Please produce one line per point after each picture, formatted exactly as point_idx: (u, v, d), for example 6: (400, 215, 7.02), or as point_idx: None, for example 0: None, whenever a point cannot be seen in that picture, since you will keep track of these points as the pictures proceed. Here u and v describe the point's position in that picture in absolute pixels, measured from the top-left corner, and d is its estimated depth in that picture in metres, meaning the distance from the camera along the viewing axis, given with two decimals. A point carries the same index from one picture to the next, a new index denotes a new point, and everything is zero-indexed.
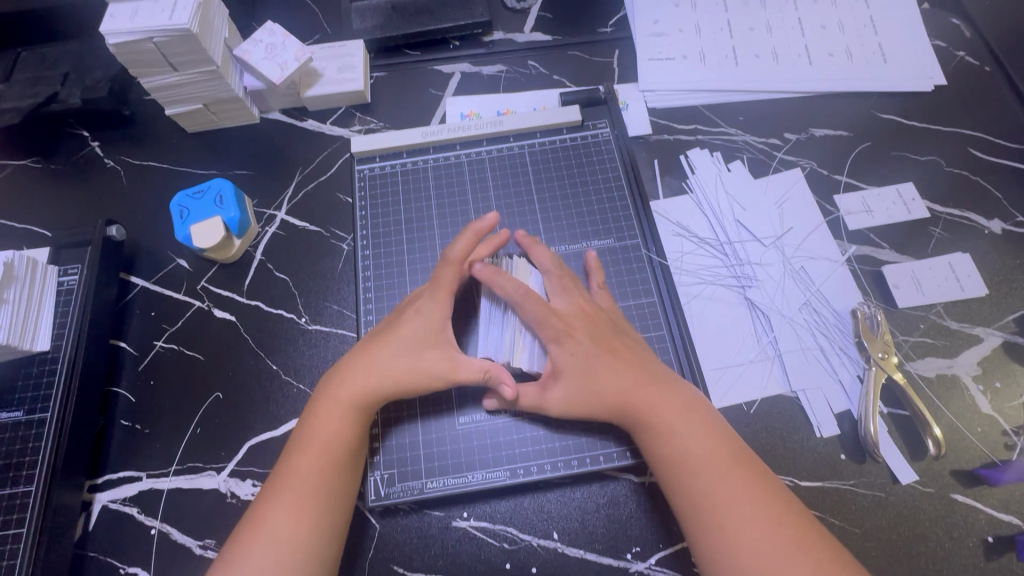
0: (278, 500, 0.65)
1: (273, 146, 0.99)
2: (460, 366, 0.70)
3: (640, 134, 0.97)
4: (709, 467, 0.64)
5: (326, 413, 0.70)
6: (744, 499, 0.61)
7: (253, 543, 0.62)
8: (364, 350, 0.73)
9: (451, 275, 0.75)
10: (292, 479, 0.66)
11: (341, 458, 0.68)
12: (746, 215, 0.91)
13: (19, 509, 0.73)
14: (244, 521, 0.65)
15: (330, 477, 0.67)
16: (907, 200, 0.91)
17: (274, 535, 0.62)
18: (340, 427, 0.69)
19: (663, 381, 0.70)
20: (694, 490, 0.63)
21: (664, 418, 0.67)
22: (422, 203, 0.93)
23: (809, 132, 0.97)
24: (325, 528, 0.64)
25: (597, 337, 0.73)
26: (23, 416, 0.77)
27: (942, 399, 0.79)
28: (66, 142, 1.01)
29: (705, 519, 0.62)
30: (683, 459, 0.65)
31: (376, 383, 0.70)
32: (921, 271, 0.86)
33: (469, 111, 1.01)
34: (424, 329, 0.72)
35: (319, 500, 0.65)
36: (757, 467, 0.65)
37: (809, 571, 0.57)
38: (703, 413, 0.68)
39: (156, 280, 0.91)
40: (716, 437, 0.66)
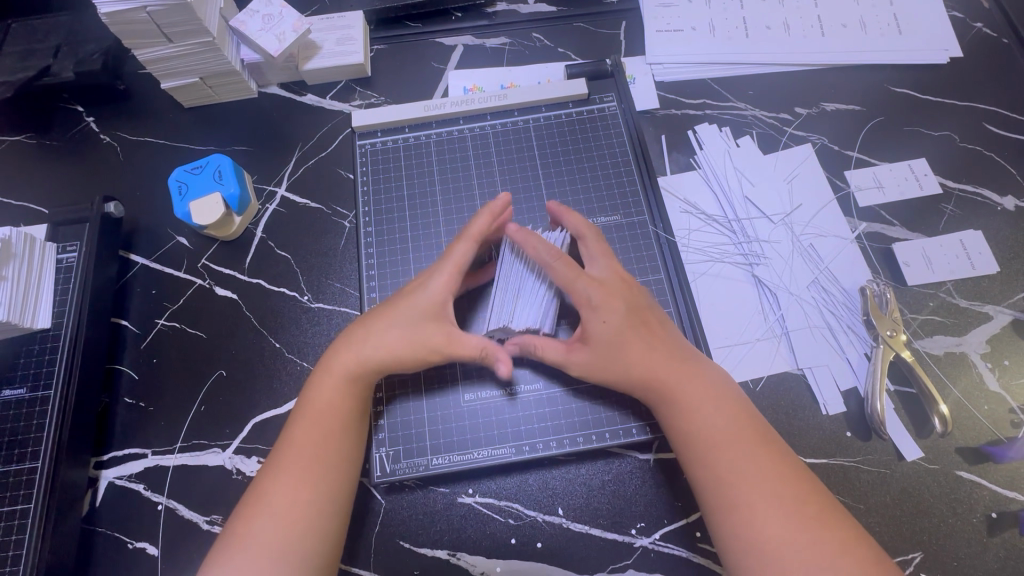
0: (282, 473, 0.64)
1: (271, 121, 0.97)
2: (458, 338, 0.70)
3: (647, 108, 0.95)
4: (730, 447, 0.64)
5: (327, 388, 0.69)
6: (766, 479, 0.61)
7: (259, 516, 0.62)
8: (363, 324, 0.72)
9: (463, 251, 0.72)
10: (294, 451, 0.66)
11: (342, 431, 0.68)
12: (755, 191, 0.90)
13: (26, 485, 0.73)
14: (251, 491, 0.65)
15: (334, 449, 0.67)
16: (919, 176, 0.89)
17: (279, 509, 0.62)
18: (337, 401, 0.69)
19: (689, 359, 0.70)
20: (716, 468, 0.63)
21: (689, 396, 0.67)
22: (424, 180, 0.91)
23: (820, 106, 0.95)
24: (327, 501, 0.64)
25: (633, 308, 0.71)
26: (26, 394, 0.77)
27: (948, 377, 0.79)
28: (60, 118, 0.98)
29: (725, 497, 0.62)
30: (705, 438, 0.65)
31: (373, 359, 0.69)
32: (931, 248, 0.85)
33: (472, 85, 0.98)
34: (426, 303, 0.71)
35: (327, 471, 0.65)
36: (774, 448, 0.65)
37: (822, 550, 0.57)
38: (725, 394, 0.68)
39: (156, 258, 0.90)
40: (737, 416, 0.66)
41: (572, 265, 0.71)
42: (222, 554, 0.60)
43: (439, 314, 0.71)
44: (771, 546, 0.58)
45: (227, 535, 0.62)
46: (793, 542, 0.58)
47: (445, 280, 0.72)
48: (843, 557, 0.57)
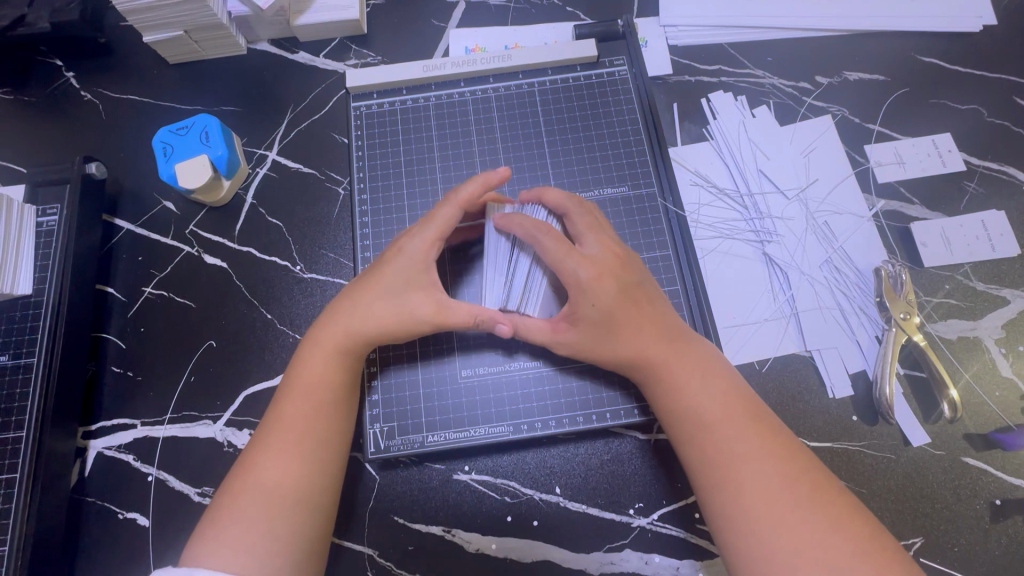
0: (267, 449, 0.62)
1: (262, 80, 0.91)
2: (446, 306, 0.67)
3: (660, 74, 0.90)
4: (718, 424, 0.59)
5: (313, 359, 0.67)
6: (758, 458, 0.57)
7: (243, 493, 0.60)
8: (347, 295, 0.70)
9: (448, 215, 0.69)
10: (280, 427, 0.64)
11: (332, 404, 0.66)
12: (770, 165, 0.86)
13: (10, 454, 0.71)
14: (237, 467, 0.63)
15: (321, 422, 0.64)
16: (943, 152, 0.85)
17: (263, 486, 0.60)
18: (323, 373, 0.66)
19: (677, 335, 0.66)
20: (703, 448, 0.59)
21: (679, 372, 0.63)
22: (422, 145, 0.86)
23: (842, 75, 0.89)
24: (317, 476, 0.63)
25: (624, 286, 0.67)
26: (8, 361, 0.74)
27: (960, 362, 0.76)
28: (39, 72, 0.93)
29: (714, 479, 0.57)
30: (693, 417, 0.61)
31: (357, 331, 0.67)
32: (951, 229, 0.81)
33: (474, 45, 0.92)
34: (409, 268, 0.68)
35: (313, 446, 0.63)
36: (769, 426, 0.59)
37: (816, 530, 0.52)
38: (716, 368, 0.64)
39: (142, 223, 0.86)
40: (729, 393, 0.62)
41: (562, 241, 0.66)
42: (207, 528, 0.59)
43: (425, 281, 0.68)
44: (762, 530, 0.53)
45: (212, 510, 0.60)
46: (786, 525, 0.53)
47: (427, 246, 0.69)
48: (840, 541, 0.51)
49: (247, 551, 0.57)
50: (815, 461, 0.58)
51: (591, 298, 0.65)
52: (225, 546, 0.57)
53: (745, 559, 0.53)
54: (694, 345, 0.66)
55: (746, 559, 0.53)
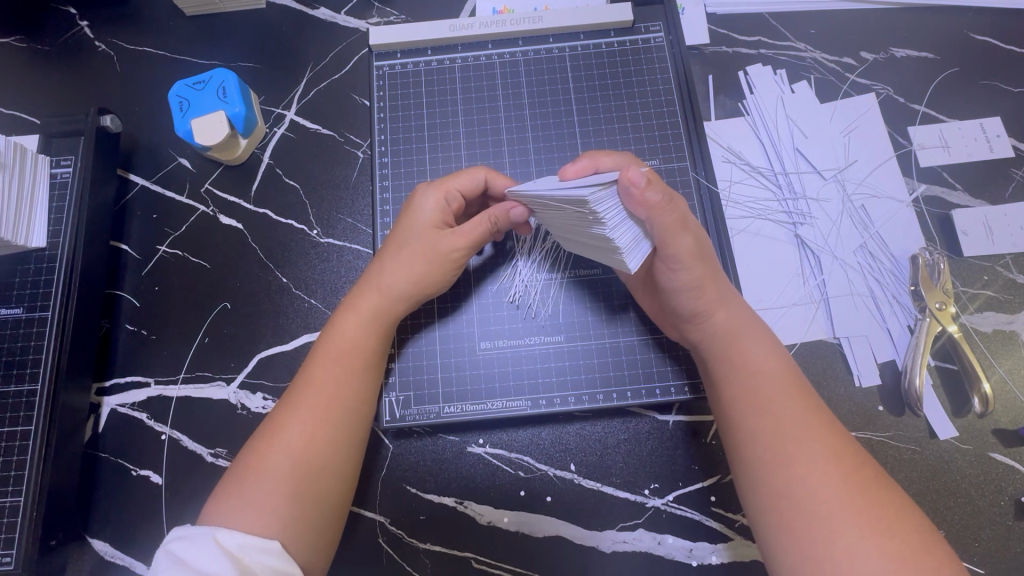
0: (295, 412, 0.61)
1: (281, 36, 0.88)
2: (469, 237, 0.67)
3: (697, 44, 0.85)
4: (771, 409, 0.57)
5: (353, 326, 0.66)
6: (810, 448, 0.54)
7: (272, 451, 0.59)
8: (380, 259, 0.69)
9: (467, 177, 0.68)
10: (311, 393, 0.62)
11: (366, 375, 0.65)
12: (807, 143, 0.82)
13: (26, 408, 0.71)
14: (267, 425, 0.62)
15: (352, 393, 0.63)
16: (991, 137, 0.81)
17: (289, 450, 0.59)
18: (361, 336, 0.66)
19: (740, 316, 0.64)
20: (754, 432, 0.57)
21: (743, 356, 0.61)
22: (447, 109, 0.83)
23: (889, 52, 0.85)
24: (344, 446, 0.62)
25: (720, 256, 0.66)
26: (23, 313, 0.74)
27: (994, 355, 0.74)
28: (52, 21, 0.90)
29: (761, 463, 0.56)
30: (743, 399, 0.59)
31: (397, 294, 0.67)
32: (994, 217, 0.78)
33: (503, 7, 0.88)
34: (430, 223, 0.68)
35: (343, 415, 0.62)
36: (822, 416, 0.57)
37: (863, 537, 0.50)
38: (778, 359, 0.61)
39: (157, 179, 0.84)
40: (783, 380, 0.59)
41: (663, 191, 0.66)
42: (233, 480, 0.58)
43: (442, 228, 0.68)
44: (803, 520, 0.51)
45: (240, 463, 0.60)
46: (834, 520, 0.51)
47: (437, 199, 0.68)
48: (885, 547, 0.49)
49: (269, 512, 0.56)
50: (868, 457, 0.56)
51: (668, 265, 0.61)
52: (251, 505, 0.56)
53: (785, 549, 0.52)
54: (750, 324, 0.63)
55: (785, 549, 0.52)
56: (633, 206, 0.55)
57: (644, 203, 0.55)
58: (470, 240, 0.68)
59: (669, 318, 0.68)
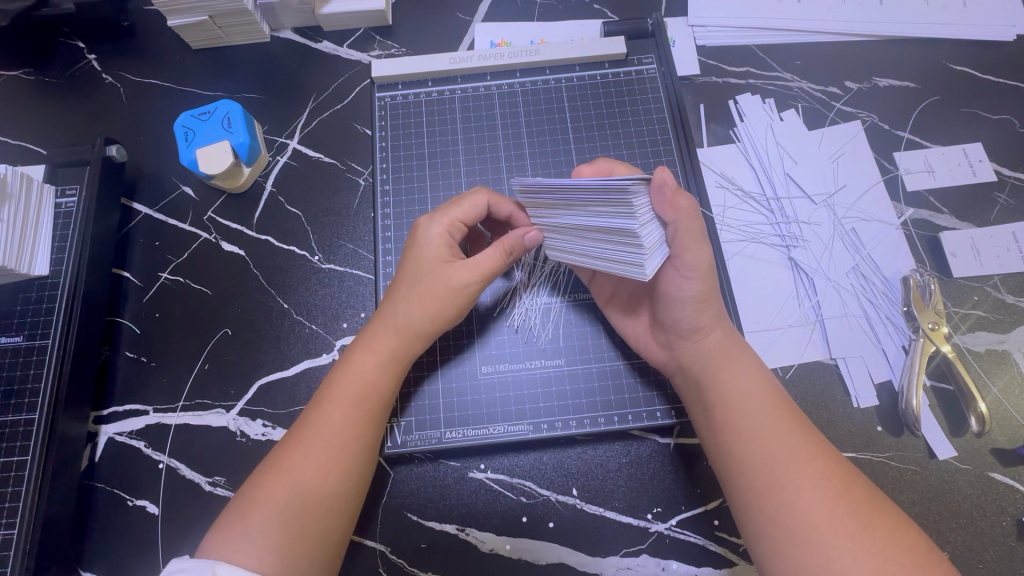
0: (304, 445, 0.61)
1: (285, 68, 0.91)
2: (481, 264, 0.67)
3: (688, 74, 0.89)
4: (758, 435, 0.58)
5: (362, 360, 0.66)
6: (801, 472, 0.55)
7: (274, 484, 0.59)
8: (392, 294, 0.69)
9: (471, 206, 0.70)
10: (318, 428, 0.62)
11: (374, 408, 0.65)
12: (797, 169, 0.84)
13: (22, 437, 0.70)
14: (273, 457, 0.61)
15: (362, 427, 0.63)
16: (974, 162, 0.84)
17: (299, 483, 0.59)
18: (369, 371, 0.66)
19: (733, 341, 0.65)
20: (746, 458, 0.58)
21: (728, 383, 0.62)
22: (447, 138, 0.85)
23: (872, 81, 0.88)
24: (349, 478, 0.61)
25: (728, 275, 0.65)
26: (23, 342, 0.74)
27: (989, 374, 0.75)
28: (60, 54, 0.92)
29: (756, 491, 0.56)
30: (734, 426, 0.60)
31: (407, 328, 0.67)
32: (981, 240, 0.80)
33: (500, 40, 0.91)
34: (432, 253, 0.68)
35: (351, 449, 0.62)
36: (818, 440, 0.58)
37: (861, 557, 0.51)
38: (763, 382, 0.62)
39: (160, 208, 0.85)
40: (769, 405, 0.60)
41: None
42: (235, 514, 0.58)
43: (452, 259, 0.69)
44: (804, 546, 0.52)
45: (242, 496, 0.59)
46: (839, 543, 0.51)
47: (445, 231, 0.69)
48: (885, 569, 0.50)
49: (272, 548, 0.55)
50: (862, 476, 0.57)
51: (680, 272, 0.60)
52: (251, 540, 0.55)
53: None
54: (736, 348, 0.64)
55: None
56: (664, 208, 0.55)
57: (672, 204, 0.55)
58: (479, 267, 0.67)
59: (659, 334, 0.68)
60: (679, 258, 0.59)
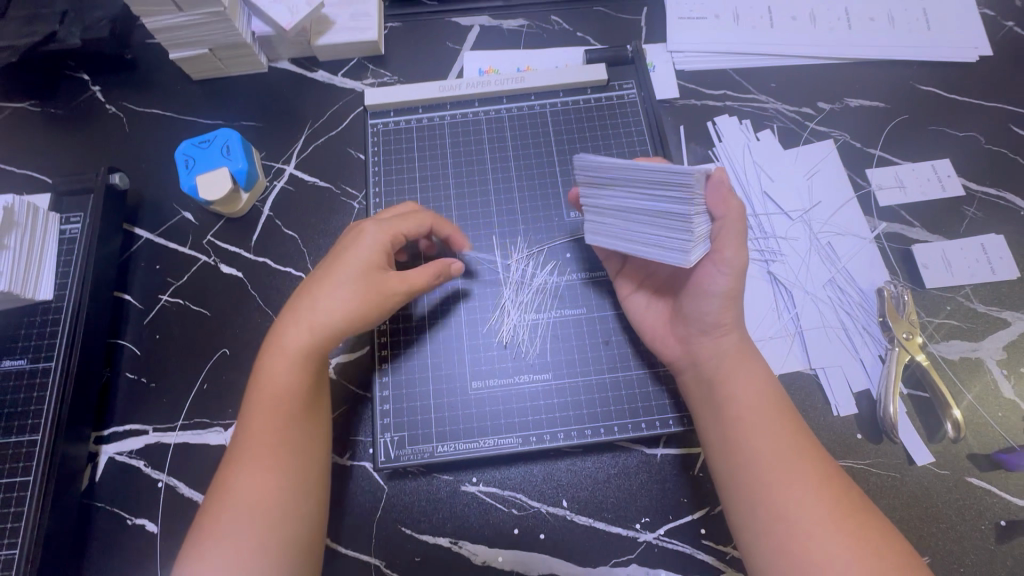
0: (243, 464, 0.64)
1: (282, 97, 0.94)
2: (412, 278, 0.72)
3: (667, 98, 0.93)
4: (759, 437, 0.62)
5: (277, 369, 0.67)
6: (796, 472, 0.59)
7: (225, 507, 0.62)
8: (309, 291, 0.70)
9: (413, 221, 0.75)
10: (252, 444, 0.64)
11: (298, 411, 0.66)
12: (774, 186, 0.88)
13: (25, 458, 0.72)
14: (216, 483, 0.64)
15: (292, 431, 0.66)
16: (942, 177, 0.87)
17: (247, 498, 0.62)
18: (293, 378, 0.67)
19: (745, 342, 0.67)
20: (747, 457, 0.61)
21: (735, 385, 0.65)
22: (437, 162, 0.89)
23: (843, 101, 0.92)
24: (295, 481, 0.64)
25: None
26: (27, 365, 0.76)
27: (964, 382, 0.78)
28: (65, 86, 0.96)
29: (751, 488, 0.60)
30: (741, 423, 0.63)
31: (325, 328, 0.68)
32: (952, 251, 0.83)
33: (488, 67, 0.95)
34: (369, 258, 0.71)
35: (287, 456, 0.65)
36: (811, 441, 0.62)
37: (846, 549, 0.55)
38: (765, 383, 0.65)
39: (161, 232, 0.88)
40: (770, 407, 0.64)
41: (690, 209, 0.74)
42: (197, 538, 0.61)
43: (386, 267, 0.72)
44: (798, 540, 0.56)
45: (199, 525, 0.63)
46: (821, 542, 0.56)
47: (384, 242, 0.72)
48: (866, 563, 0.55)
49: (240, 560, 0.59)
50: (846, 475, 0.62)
51: (716, 268, 0.64)
52: (219, 557, 0.59)
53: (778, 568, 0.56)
54: (749, 350, 0.67)
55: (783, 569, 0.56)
56: (716, 201, 0.64)
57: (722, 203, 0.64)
58: (410, 279, 0.72)
59: (678, 328, 0.71)
60: (719, 253, 0.63)
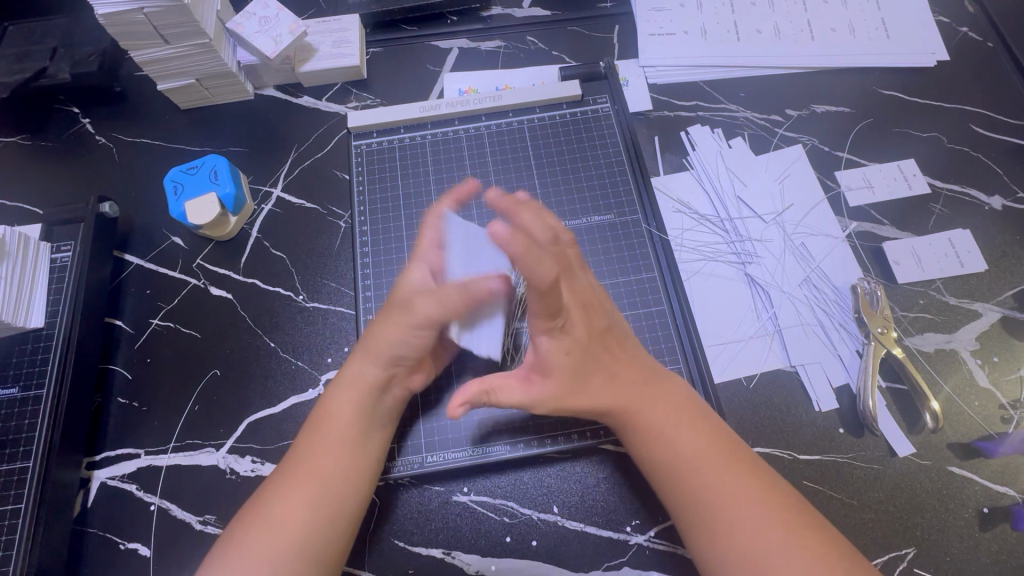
0: (282, 488, 0.65)
1: (268, 122, 0.97)
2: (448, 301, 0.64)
3: (641, 110, 0.96)
4: (701, 475, 0.64)
5: (336, 400, 0.68)
6: (745, 502, 0.62)
7: (255, 528, 0.62)
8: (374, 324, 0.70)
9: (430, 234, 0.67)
10: (296, 470, 0.66)
11: (343, 445, 0.67)
12: (747, 192, 0.91)
13: (17, 485, 0.72)
14: (252, 502, 0.65)
15: (340, 464, 0.66)
16: (908, 176, 0.91)
17: (276, 523, 0.62)
18: (346, 410, 0.68)
19: (651, 382, 0.70)
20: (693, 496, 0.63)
21: (666, 427, 0.67)
22: (420, 179, 0.91)
23: (810, 108, 0.96)
24: (330, 514, 0.64)
25: (595, 331, 0.68)
26: (18, 393, 0.77)
27: (940, 373, 0.79)
28: (57, 120, 0.98)
29: (704, 526, 0.62)
30: (685, 455, 0.65)
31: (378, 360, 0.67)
32: (921, 247, 0.86)
33: (467, 87, 0.99)
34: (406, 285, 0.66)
35: (328, 489, 0.65)
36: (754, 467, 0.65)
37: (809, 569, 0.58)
38: (699, 420, 0.68)
39: (151, 257, 0.90)
40: (708, 445, 0.66)
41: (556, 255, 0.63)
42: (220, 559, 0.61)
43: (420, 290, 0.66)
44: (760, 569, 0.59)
45: (227, 541, 0.63)
46: (795, 555, 0.59)
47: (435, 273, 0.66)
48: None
49: None
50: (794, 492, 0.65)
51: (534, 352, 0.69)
52: None
53: None
54: (651, 388, 0.69)
55: None
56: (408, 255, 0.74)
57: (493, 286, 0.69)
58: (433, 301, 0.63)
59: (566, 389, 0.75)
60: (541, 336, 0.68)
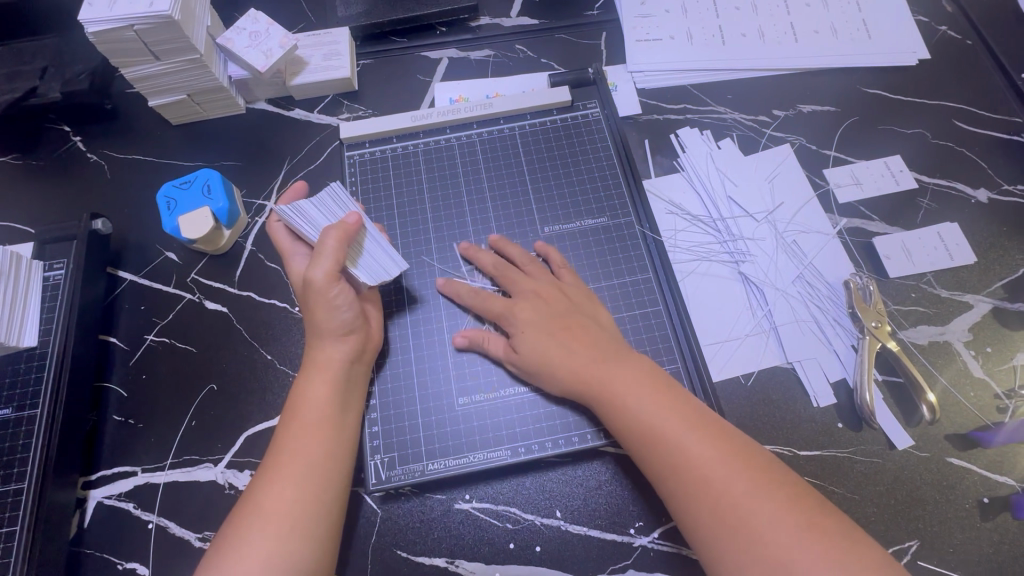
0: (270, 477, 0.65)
1: (260, 136, 0.98)
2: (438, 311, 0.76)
3: (630, 114, 0.97)
4: (668, 443, 0.64)
5: (315, 384, 0.70)
6: (717, 468, 0.62)
7: (246, 518, 0.63)
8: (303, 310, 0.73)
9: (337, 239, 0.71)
10: (282, 458, 0.66)
11: (327, 427, 0.68)
12: (737, 191, 0.92)
13: (11, 507, 0.71)
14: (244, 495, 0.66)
15: (330, 450, 0.67)
16: (895, 172, 0.92)
17: (264, 510, 0.63)
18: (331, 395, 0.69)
19: (612, 358, 0.71)
20: (663, 463, 0.64)
21: (624, 402, 0.68)
22: (413, 188, 0.92)
23: (796, 108, 0.98)
24: (323, 497, 0.65)
25: (555, 315, 0.76)
26: (12, 414, 0.76)
27: (935, 365, 0.80)
28: (48, 138, 0.98)
29: (682, 494, 0.62)
30: (645, 422, 0.66)
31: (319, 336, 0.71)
32: (911, 241, 0.87)
33: (458, 96, 1.00)
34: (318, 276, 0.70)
35: (314, 472, 0.65)
36: (725, 433, 0.65)
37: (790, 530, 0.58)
38: (661, 392, 0.68)
39: (145, 273, 0.89)
40: (672, 412, 0.66)
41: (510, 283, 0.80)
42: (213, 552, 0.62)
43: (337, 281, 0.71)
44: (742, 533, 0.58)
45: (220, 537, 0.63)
46: (776, 516, 0.59)
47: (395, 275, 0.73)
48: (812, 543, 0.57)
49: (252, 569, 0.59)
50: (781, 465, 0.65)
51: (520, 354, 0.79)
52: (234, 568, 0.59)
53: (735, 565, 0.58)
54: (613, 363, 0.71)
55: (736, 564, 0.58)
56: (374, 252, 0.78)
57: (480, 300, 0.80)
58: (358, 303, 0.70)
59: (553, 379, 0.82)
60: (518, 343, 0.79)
